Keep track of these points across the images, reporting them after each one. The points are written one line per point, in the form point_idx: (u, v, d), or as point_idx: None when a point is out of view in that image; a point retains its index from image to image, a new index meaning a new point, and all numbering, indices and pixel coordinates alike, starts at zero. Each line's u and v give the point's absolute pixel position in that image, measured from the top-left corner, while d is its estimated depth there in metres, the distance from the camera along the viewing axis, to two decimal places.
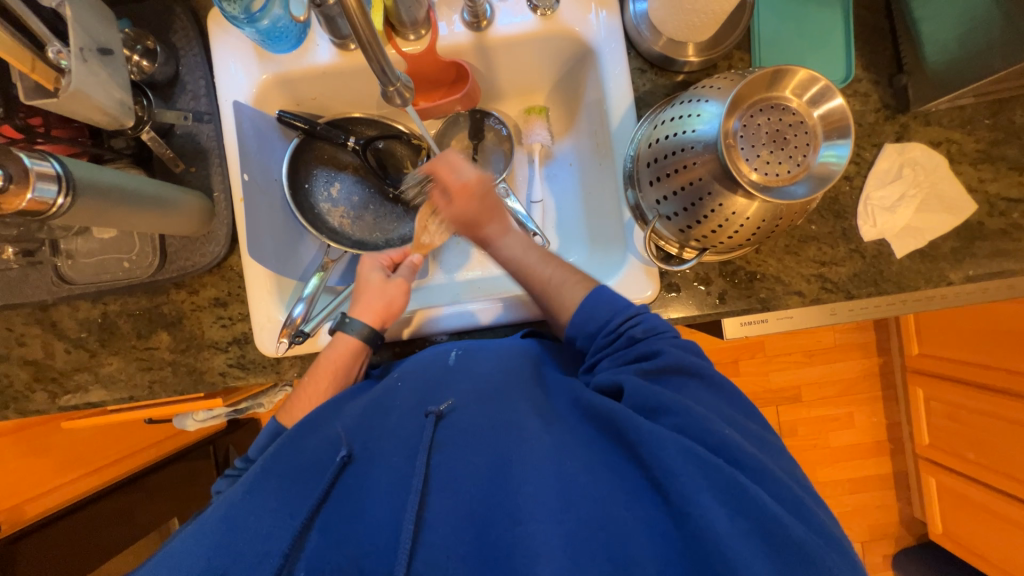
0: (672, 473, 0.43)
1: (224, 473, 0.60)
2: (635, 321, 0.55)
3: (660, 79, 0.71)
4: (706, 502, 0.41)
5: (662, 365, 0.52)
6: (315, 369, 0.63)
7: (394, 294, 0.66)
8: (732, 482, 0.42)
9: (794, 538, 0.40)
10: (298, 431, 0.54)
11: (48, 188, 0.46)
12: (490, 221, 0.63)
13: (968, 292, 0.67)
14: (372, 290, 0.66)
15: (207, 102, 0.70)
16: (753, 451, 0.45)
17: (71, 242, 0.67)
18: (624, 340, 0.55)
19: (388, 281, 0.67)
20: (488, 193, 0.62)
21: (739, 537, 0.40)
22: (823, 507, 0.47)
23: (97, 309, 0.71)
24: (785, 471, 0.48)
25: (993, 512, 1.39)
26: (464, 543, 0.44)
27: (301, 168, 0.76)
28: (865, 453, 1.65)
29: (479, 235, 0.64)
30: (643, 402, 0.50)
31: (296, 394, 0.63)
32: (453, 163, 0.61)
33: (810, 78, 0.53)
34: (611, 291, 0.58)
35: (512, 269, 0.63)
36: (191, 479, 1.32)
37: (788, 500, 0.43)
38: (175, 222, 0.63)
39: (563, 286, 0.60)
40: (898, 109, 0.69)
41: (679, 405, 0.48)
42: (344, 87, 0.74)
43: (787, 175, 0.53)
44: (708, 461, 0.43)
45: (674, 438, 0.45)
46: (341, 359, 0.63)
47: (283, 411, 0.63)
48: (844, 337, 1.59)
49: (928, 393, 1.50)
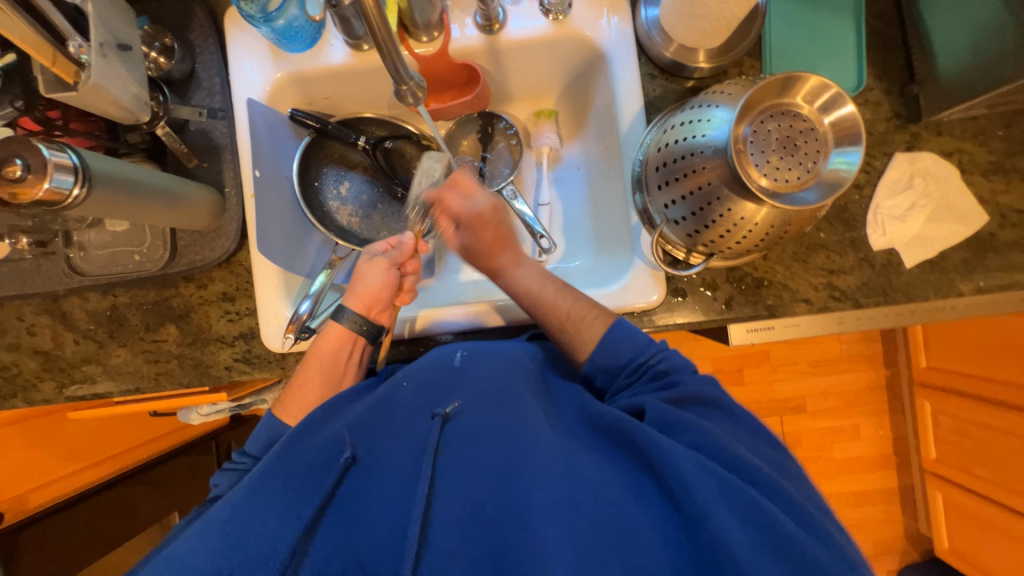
0: (686, 483, 0.42)
1: (223, 467, 0.60)
2: (660, 357, 0.55)
3: (671, 85, 0.71)
4: (720, 514, 0.41)
5: (681, 395, 0.52)
6: (305, 364, 0.62)
7: (370, 275, 0.63)
8: (746, 497, 0.42)
9: (811, 557, 0.39)
10: (298, 432, 0.52)
11: (64, 178, 0.46)
12: (508, 249, 0.63)
13: (978, 303, 0.67)
14: (355, 276, 0.64)
15: (221, 99, 0.71)
16: (768, 470, 0.46)
17: (83, 234, 0.68)
18: (648, 377, 0.55)
19: (371, 262, 0.64)
20: (501, 223, 0.63)
21: (753, 550, 0.39)
22: (831, 519, 0.47)
23: (106, 301, 0.72)
24: (803, 495, 0.48)
25: (1001, 529, 1.37)
26: (471, 547, 0.44)
27: (312, 166, 0.76)
28: (870, 466, 1.63)
29: (493, 266, 0.64)
30: (660, 420, 0.50)
31: (287, 388, 0.63)
32: (467, 191, 0.63)
33: (820, 85, 0.53)
34: (630, 327, 0.57)
35: (524, 299, 0.62)
36: (192, 474, 1.33)
37: (804, 518, 0.43)
38: (186, 215, 0.64)
39: (584, 319, 0.59)
40: (909, 119, 0.69)
41: (694, 424, 0.49)
42: (356, 86, 0.75)
43: (797, 181, 0.53)
44: (725, 477, 0.43)
45: (687, 451, 0.45)
46: (335, 351, 0.62)
47: (278, 403, 0.62)
48: (850, 348, 1.57)
49: (936, 406, 1.48)
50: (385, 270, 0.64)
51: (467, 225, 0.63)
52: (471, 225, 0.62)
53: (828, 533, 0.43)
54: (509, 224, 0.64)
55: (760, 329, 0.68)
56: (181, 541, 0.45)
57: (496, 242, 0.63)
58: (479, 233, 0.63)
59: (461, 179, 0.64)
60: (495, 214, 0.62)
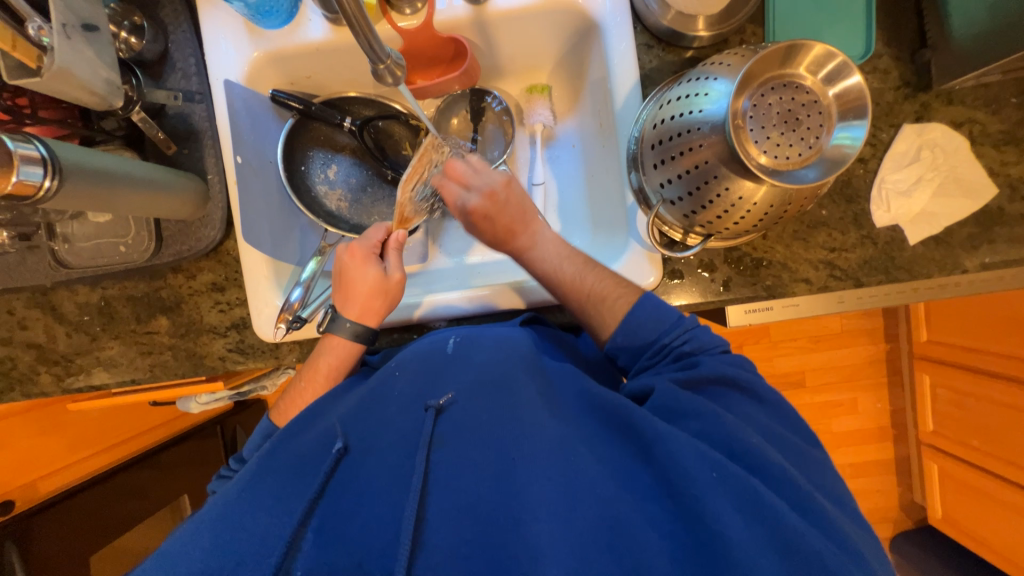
0: (687, 474, 0.42)
1: (219, 473, 0.61)
2: (685, 338, 0.54)
3: (668, 56, 0.68)
4: (721, 507, 0.40)
5: (699, 376, 0.50)
6: (313, 373, 0.61)
7: (390, 293, 0.62)
8: (749, 489, 0.41)
9: (810, 549, 0.38)
10: (288, 434, 0.53)
11: (33, 171, 0.44)
12: (520, 231, 0.62)
13: (984, 280, 0.65)
14: (371, 294, 0.61)
15: (198, 81, 0.68)
16: (780, 462, 0.43)
17: (66, 225, 0.66)
18: (671, 358, 0.54)
19: (386, 279, 0.62)
20: (510, 201, 0.62)
21: (751, 543, 0.38)
22: (844, 508, 0.44)
23: (96, 293, 0.71)
24: (819, 489, 0.45)
25: (994, 498, 1.40)
26: (466, 542, 0.41)
27: (297, 149, 0.74)
28: (867, 438, 1.65)
29: (513, 248, 0.62)
30: (668, 405, 0.49)
31: (288, 393, 0.63)
32: (472, 173, 0.64)
33: (826, 54, 0.50)
34: (657, 301, 0.56)
35: (549, 279, 0.61)
36: (200, 456, 1.35)
37: (812, 513, 0.41)
38: (169, 204, 0.62)
39: (614, 280, 0.57)
40: (919, 87, 0.66)
41: (707, 411, 0.47)
42: (338, 64, 0.72)
43: (797, 159, 0.50)
44: (727, 468, 0.42)
45: (690, 441, 0.44)
46: (338, 361, 0.61)
47: (278, 412, 0.62)
48: (851, 323, 1.57)
49: (935, 379, 1.49)
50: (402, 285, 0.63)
51: (470, 218, 0.63)
52: (479, 203, 0.61)
53: (838, 531, 0.40)
54: (522, 201, 0.63)
55: (758, 310, 0.66)
56: (176, 540, 0.44)
57: (507, 227, 0.62)
58: (490, 220, 0.61)
59: (456, 170, 0.64)
60: (497, 199, 0.61)
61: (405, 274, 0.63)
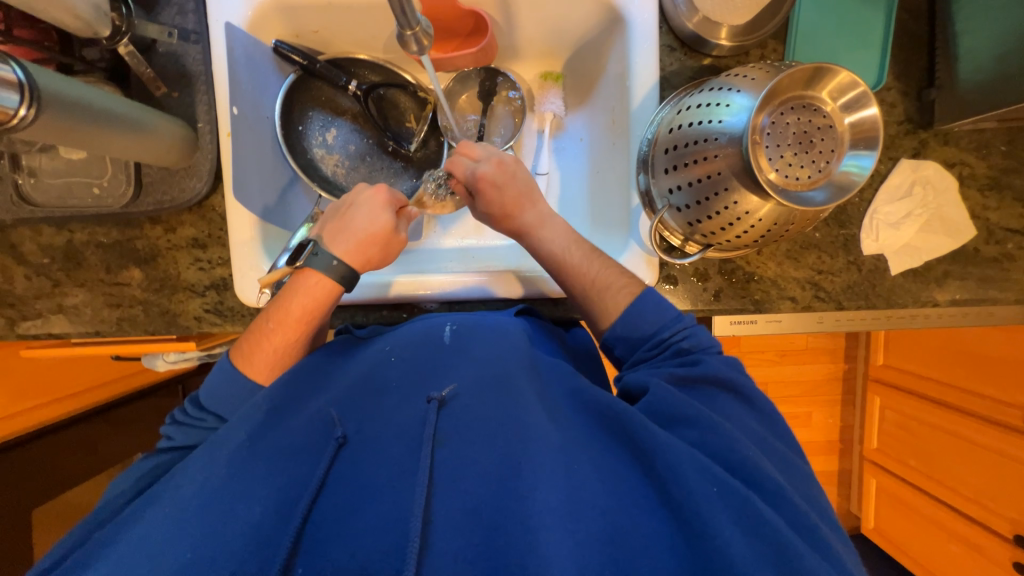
0: (688, 489, 0.43)
1: (172, 419, 0.58)
2: (684, 335, 0.55)
3: (689, 60, 0.68)
4: (719, 521, 0.41)
5: (698, 375, 0.51)
6: (283, 315, 0.57)
7: (388, 245, 0.61)
8: (748, 505, 0.42)
9: (807, 568, 0.39)
10: (275, 419, 0.51)
11: (7, 95, 0.39)
12: (526, 206, 0.63)
13: (951, 314, 0.69)
14: (373, 238, 0.60)
15: (195, 20, 0.64)
16: (772, 475, 0.45)
17: (33, 158, 0.61)
18: (670, 352, 0.54)
19: (395, 232, 0.61)
20: (518, 174, 0.64)
21: (750, 558, 0.39)
22: (827, 518, 0.46)
23: (62, 236, 0.66)
24: (806, 498, 0.47)
25: (922, 514, 1.52)
26: (471, 547, 0.40)
27: (296, 107, 0.70)
28: (816, 450, 1.75)
29: (519, 223, 0.63)
30: (670, 411, 0.49)
31: (250, 337, 0.58)
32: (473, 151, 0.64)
33: (849, 81, 0.51)
34: (658, 298, 0.57)
35: (552, 254, 0.61)
36: (158, 415, 1.30)
37: (809, 534, 0.42)
38: (153, 148, 0.58)
39: (614, 283, 0.58)
40: (920, 125, 0.68)
41: (703, 419, 0.48)
42: (349, 23, 0.68)
43: (807, 181, 0.52)
44: (727, 483, 0.43)
45: (689, 453, 0.45)
46: (312, 303, 0.58)
47: (239, 353, 0.58)
48: (816, 341, 1.65)
49: (885, 401, 1.59)
50: (400, 240, 0.62)
51: (476, 187, 0.63)
52: (489, 173, 0.62)
53: (826, 544, 0.42)
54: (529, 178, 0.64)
55: (743, 322, 0.68)
56: (159, 522, 0.43)
57: (514, 199, 0.62)
58: (499, 189, 0.62)
59: (466, 146, 0.65)
60: (506, 169, 0.63)
61: (407, 238, 0.63)
